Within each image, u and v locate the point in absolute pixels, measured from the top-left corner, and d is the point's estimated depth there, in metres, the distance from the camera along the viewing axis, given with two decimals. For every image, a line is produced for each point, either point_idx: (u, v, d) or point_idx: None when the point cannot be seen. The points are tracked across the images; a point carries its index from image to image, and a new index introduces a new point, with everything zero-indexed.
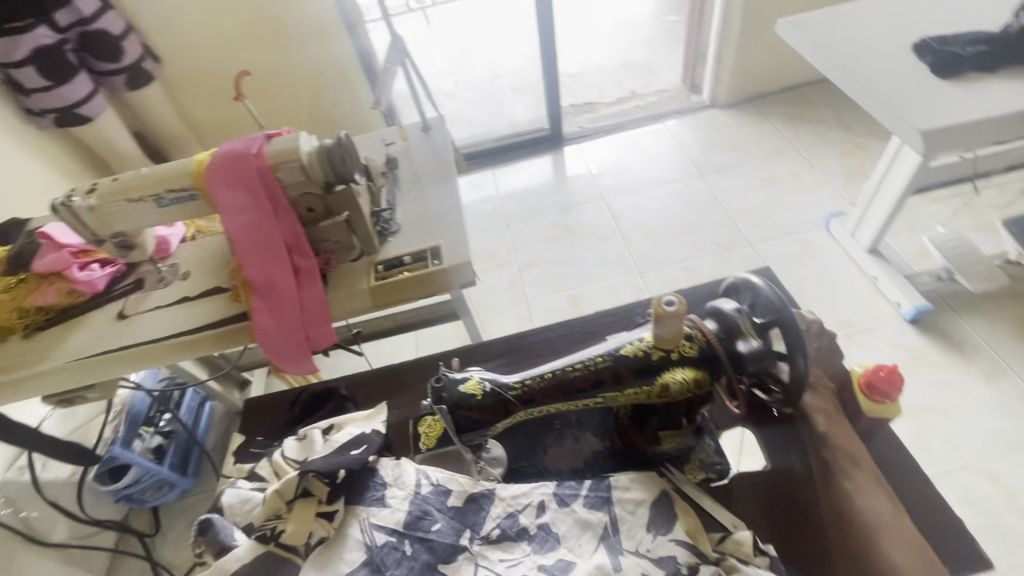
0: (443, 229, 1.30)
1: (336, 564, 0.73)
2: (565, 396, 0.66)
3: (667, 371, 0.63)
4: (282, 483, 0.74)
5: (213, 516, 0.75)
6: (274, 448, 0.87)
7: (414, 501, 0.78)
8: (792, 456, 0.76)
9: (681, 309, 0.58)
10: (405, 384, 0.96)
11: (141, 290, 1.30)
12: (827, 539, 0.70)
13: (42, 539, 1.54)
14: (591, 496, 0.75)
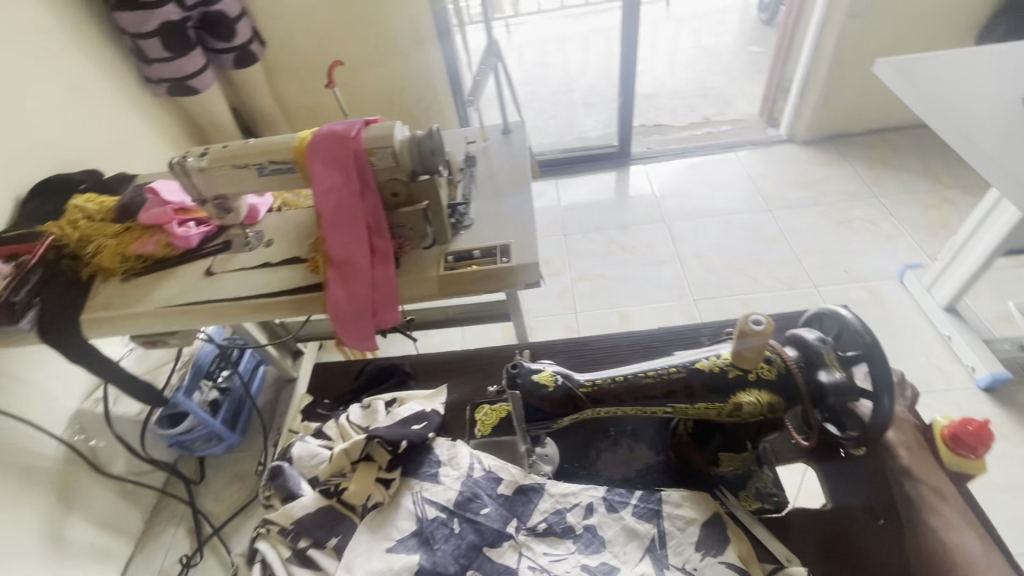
0: (514, 229, 1.33)
1: (388, 529, 0.76)
2: (634, 400, 0.67)
3: (742, 391, 0.63)
4: (351, 443, 0.80)
5: (283, 464, 0.81)
6: (339, 412, 0.91)
7: (466, 482, 0.80)
8: (853, 496, 0.74)
9: (768, 328, 0.59)
10: (465, 371, 0.99)
11: (228, 251, 1.39)
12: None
13: (102, 468, 1.68)
14: (640, 506, 0.76)
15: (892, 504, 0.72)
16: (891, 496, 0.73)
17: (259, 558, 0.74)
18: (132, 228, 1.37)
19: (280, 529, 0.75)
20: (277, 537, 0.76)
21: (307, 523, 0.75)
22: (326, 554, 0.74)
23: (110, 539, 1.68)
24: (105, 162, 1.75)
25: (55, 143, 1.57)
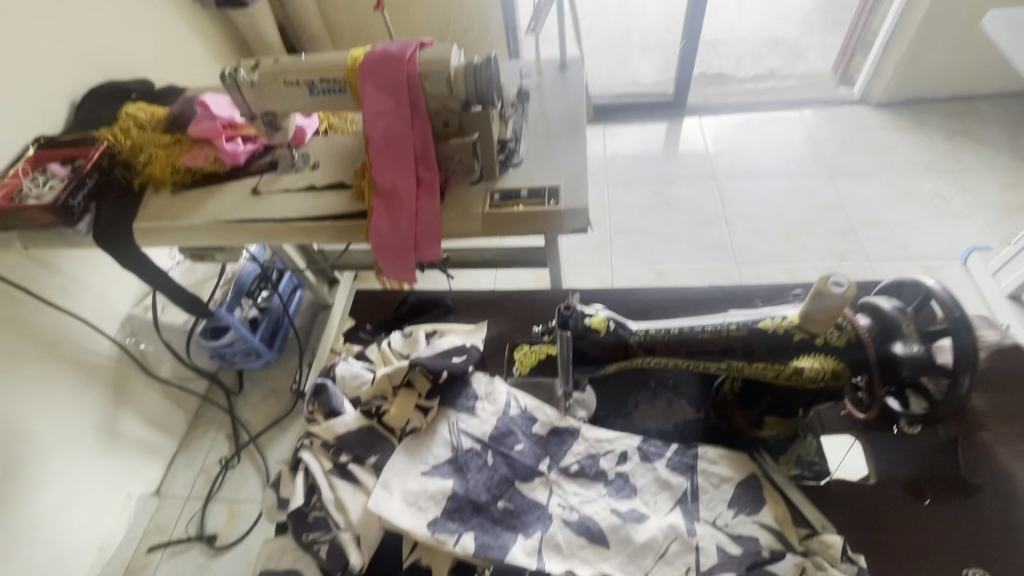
0: (564, 171, 1.28)
1: (424, 453, 0.77)
2: (687, 354, 0.65)
3: (803, 355, 0.61)
4: (393, 367, 0.81)
5: (326, 382, 0.82)
6: (381, 337, 0.93)
7: (502, 418, 0.81)
8: (901, 474, 0.72)
9: (850, 291, 0.55)
10: (506, 310, 0.98)
11: (275, 171, 1.37)
12: (912, 542, 0.67)
13: (152, 370, 1.78)
14: (675, 459, 0.75)
15: (939, 485, 0.70)
16: (940, 476, 0.71)
17: (303, 467, 0.76)
18: (181, 140, 1.37)
19: (322, 442, 0.77)
20: (320, 449, 0.78)
21: (348, 439, 0.77)
22: (364, 470, 0.76)
23: (157, 436, 1.82)
24: (154, 71, 1.73)
25: (106, 47, 1.56)
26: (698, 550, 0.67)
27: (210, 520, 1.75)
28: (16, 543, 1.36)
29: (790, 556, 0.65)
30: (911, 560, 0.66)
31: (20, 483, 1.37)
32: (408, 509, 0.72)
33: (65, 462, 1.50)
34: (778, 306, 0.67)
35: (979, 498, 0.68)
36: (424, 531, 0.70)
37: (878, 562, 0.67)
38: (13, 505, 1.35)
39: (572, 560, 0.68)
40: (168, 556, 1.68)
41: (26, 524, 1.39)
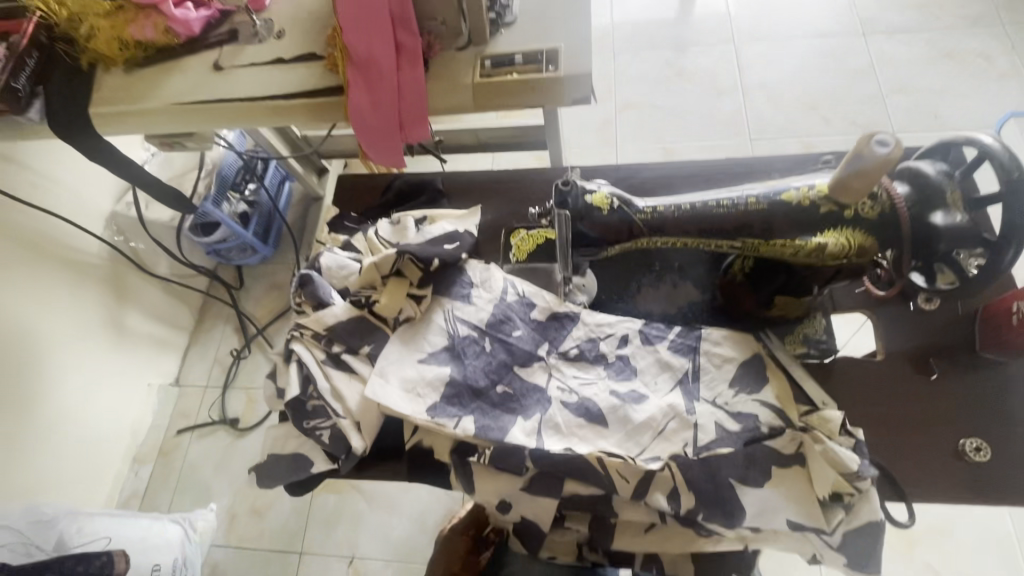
0: (563, 31, 1.11)
1: (419, 342, 0.75)
2: (699, 233, 0.59)
3: (830, 230, 0.55)
4: (380, 256, 0.76)
5: (312, 273, 0.77)
6: (367, 225, 0.87)
7: (499, 305, 0.78)
8: (911, 350, 0.70)
9: (896, 152, 0.47)
10: (501, 193, 0.91)
11: (236, 42, 1.21)
12: (914, 414, 0.67)
13: (148, 267, 1.75)
14: (677, 341, 0.74)
15: (948, 361, 0.68)
16: (950, 352, 0.69)
17: (295, 358, 0.73)
18: (125, 6, 1.17)
19: (313, 333, 0.74)
20: (311, 341, 0.74)
21: (340, 330, 0.74)
22: (358, 359, 0.74)
23: (167, 330, 1.84)
24: None
25: None
26: (696, 427, 0.67)
27: (231, 405, 1.81)
28: (47, 432, 1.44)
29: (787, 431, 0.65)
30: (910, 432, 0.66)
31: (37, 377, 1.41)
32: (405, 396, 0.71)
33: (79, 357, 1.53)
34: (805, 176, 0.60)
35: (987, 371, 0.67)
36: (423, 416, 0.70)
37: (878, 434, 0.66)
38: (37, 397, 1.41)
39: (571, 438, 0.69)
40: (196, 438, 1.77)
41: (53, 415, 1.46)
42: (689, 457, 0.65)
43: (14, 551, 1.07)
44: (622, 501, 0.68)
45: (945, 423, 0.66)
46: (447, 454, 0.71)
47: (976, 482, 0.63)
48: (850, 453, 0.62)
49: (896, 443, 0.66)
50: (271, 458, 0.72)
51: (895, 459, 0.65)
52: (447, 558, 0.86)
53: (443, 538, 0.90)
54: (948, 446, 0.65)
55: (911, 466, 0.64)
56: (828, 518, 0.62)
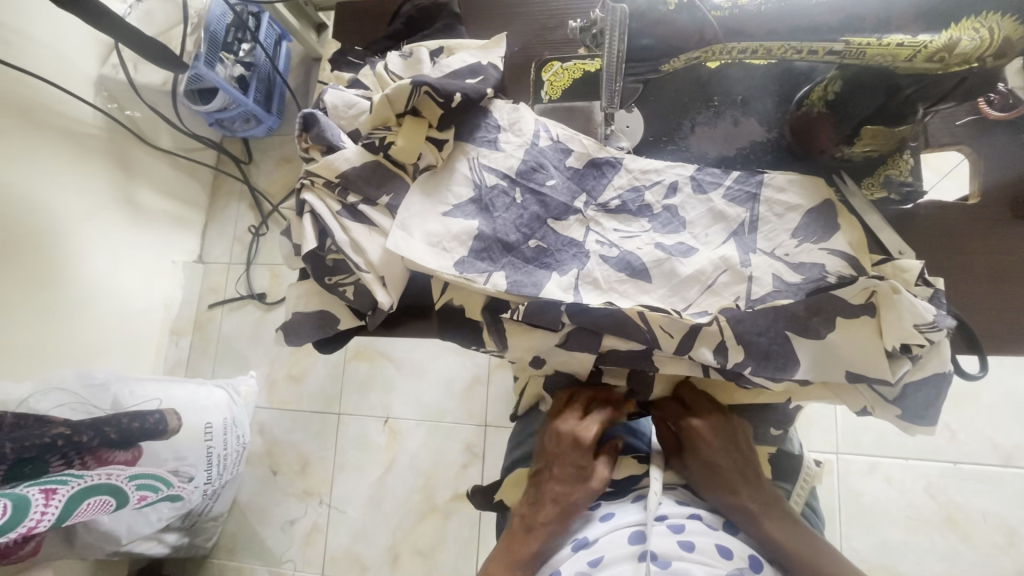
0: None
1: (443, 194, 0.68)
2: (790, 34, 0.46)
3: (966, 20, 0.42)
4: (393, 90, 0.65)
5: (317, 113, 0.66)
6: (374, 59, 0.74)
7: (530, 151, 0.69)
8: (1014, 191, 0.60)
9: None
10: (530, 16, 0.76)
11: None
12: (1003, 261, 0.59)
13: (147, 138, 1.64)
14: (734, 189, 0.65)
15: None
16: None
17: (308, 210, 0.66)
18: None
19: (325, 183, 0.66)
20: (323, 191, 0.67)
21: (353, 178, 0.66)
22: (377, 212, 0.67)
23: (180, 207, 1.78)
24: None
25: None
26: (751, 280, 0.61)
27: (256, 281, 1.81)
28: (80, 306, 1.46)
29: (859, 281, 0.57)
30: (994, 280, 0.59)
31: (60, 251, 1.39)
32: (432, 251, 0.65)
33: (97, 233, 1.50)
34: None
35: None
36: (451, 271, 0.65)
37: (957, 284, 0.60)
38: (64, 271, 1.41)
39: (611, 293, 0.64)
40: (228, 312, 1.81)
41: (82, 291, 1.46)
42: (740, 309, 0.61)
43: (74, 410, 1.10)
44: (663, 357, 0.64)
45: None
46: (478, 312, 0.67)
47: None
48: (928, 303, 0.56)
49: (974, 293, 0.59)
50: (297, 317, 0.68)
51: (972, 310, 0.59)
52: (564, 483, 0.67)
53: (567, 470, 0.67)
54: None
55: (991, 316, 0.58)
56: (893, 371, 0.57)
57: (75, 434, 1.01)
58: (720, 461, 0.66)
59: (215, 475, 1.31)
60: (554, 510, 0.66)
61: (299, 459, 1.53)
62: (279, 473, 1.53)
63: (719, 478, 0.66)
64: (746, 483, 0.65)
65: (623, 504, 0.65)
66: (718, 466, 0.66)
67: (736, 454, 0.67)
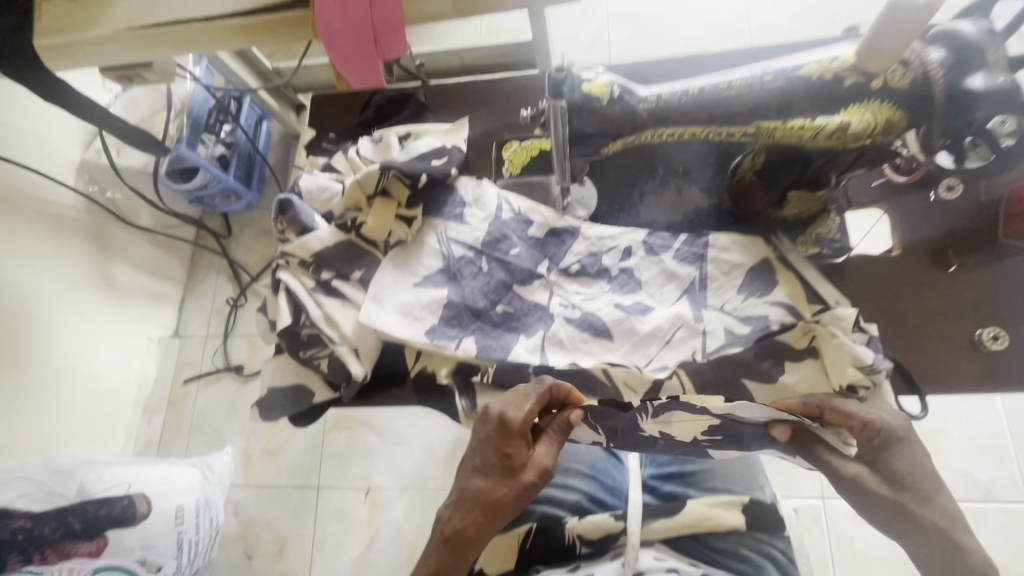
0: None
1: (413, 266, 0.72)
2: (709, 120, 0.53)
3: (852, 107, 0.49)
4: (363, 174, 0.70)
5: (291, 198, 0.70)
6: (347, 145, 0.80)
7: (494, 223, 0.75)
8: (929, 241, 0.66)
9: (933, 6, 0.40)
10: (490, 103, 0.83)
11: None
12: (929, 306, 0.64)
13: (123, 216, 1.67)
14: (683, 250, 0.70)
15: (967, 250, 0.65)
16: (969, 240, 0.65)
17: (283, 288, 0.69)
18: None
19: (299, 262, 0.70)
20: (298, 269, 0.70)
21: (327, 256, 0.70)
22: (350, 286, 0.70)
23: (157, 283, 1.79)
24: None
25: None
26: (705, 333, 0.65)
27: (233, 353, 1.80)
28: (46, 391, 1.42)
29: (800, 323, 0.63)
30: (922, 325, 0.64)
31: (29, 333, 1.37)
32: (403, 320, 0.68)
33: (71, 312, 1.49)
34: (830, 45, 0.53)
35: (1005, 260, 0.64)
36: (423, 339, 0.68)
37: (890, 329, 0.64)
38: (33, 353, 1.38)
39: (576, 353, 0.67)
40: (203, 386, 1.78)
41: (51, 374, 1.43)
42: (697, 362, 0.64)
43: (38, 500, 1.03)
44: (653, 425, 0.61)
45: (958, 312, 0.64)
46: (448, 375, 0.69)
47: (990, 372, 0.61)
48: (864, 348, 0.61)
49: (910, 337, 0.64)
50: (272, 393, 0.69)
51: (907, 354, 0.63)
52: (489, 475, 0.60)
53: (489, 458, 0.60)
54: (959, 336, 0.63)
55: (924, 358, 0.63)
56: None
57: (36, 527, 0.99)
58: (911, 467, 0.54)
59: (185, 564, 1.22)
60: (475, 506, 0.59)
61: (275, 539, 1.46)
62: (254, 555, 1.46)
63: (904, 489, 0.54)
64: (934, 491, 0.54)
65: (601, 564, 0.66)
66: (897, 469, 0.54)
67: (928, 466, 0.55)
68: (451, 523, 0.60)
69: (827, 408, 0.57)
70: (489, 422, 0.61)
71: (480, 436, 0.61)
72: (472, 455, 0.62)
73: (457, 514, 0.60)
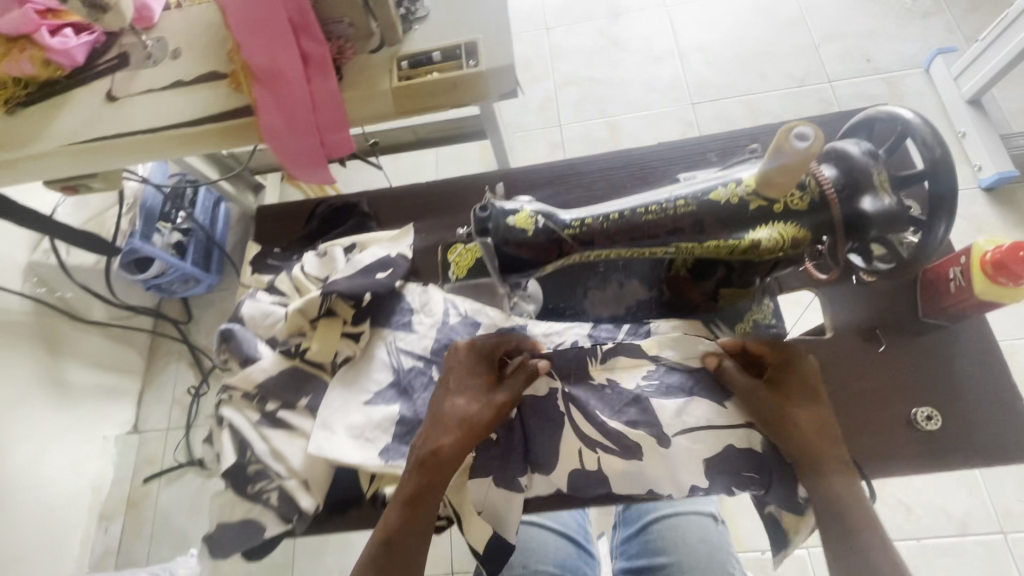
0: (482, 19, 1.02)
1: (363, 382, 0.71)
2: (629, 242, 0.55)
3: (757, 228, 0.52)
4: (305, 301, 0.70)
5: (234, 326, 0.71)
6: (292, 261, 0.80)
7: (442, 329, 0.75)
8: (859, 323, 0.69)
9: (812, 152, 0.44)
10: (434, 208, 0.85)
11: (128, 68, 1.11)
12: (867, 386, 0.67)
13: (78, 310, 1.61)
14: (627, 340, 0.75)
15: (894, 329, 0.68)
16: (894, 320, 0.68)
17: (227, 424, 0.68)
18: None
19: (243, 394, 0.69)
20: (242, 401, 0.69)
21: (271, 386, 0.69)
22: (298, 413, 0.69)
23: (113, 378, 1.72)
24: None
25: None
26: None
27: (196, 446, 1.73)
28: None
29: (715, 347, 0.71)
30: (861, 405, 0.66)
31: None
32: (355, 443, 0.67)
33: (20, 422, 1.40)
34: (741, 164, 0.57)
35: (929, 337, 0.67)
36: (376, 462, 0.67)
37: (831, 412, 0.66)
38: None
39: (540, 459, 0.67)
40: (166, 484, 1.69)
41: None
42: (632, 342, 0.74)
43: None
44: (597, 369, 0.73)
45: (893, 390, 0.66)
46: None
47: (930, 449, 0.63)
48: None
49: (850, 416, 0.66)
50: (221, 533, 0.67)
51: (851, 436, 0.65)
52: (464, 395, 0.68)
53: (465, 381, 0.69)
54: (897, 414, 0.65)
55: (867, 439, 0.65)
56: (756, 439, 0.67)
57: None
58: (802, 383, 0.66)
59: None
60: (454, 422, 0.66)
61: None
62: None
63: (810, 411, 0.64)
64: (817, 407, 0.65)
65: None
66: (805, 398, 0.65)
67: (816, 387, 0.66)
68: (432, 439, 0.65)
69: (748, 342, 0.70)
70: (461, 352, 0.70)
71: (452, 365, 0.70)
72: (444, 383, 0.69)
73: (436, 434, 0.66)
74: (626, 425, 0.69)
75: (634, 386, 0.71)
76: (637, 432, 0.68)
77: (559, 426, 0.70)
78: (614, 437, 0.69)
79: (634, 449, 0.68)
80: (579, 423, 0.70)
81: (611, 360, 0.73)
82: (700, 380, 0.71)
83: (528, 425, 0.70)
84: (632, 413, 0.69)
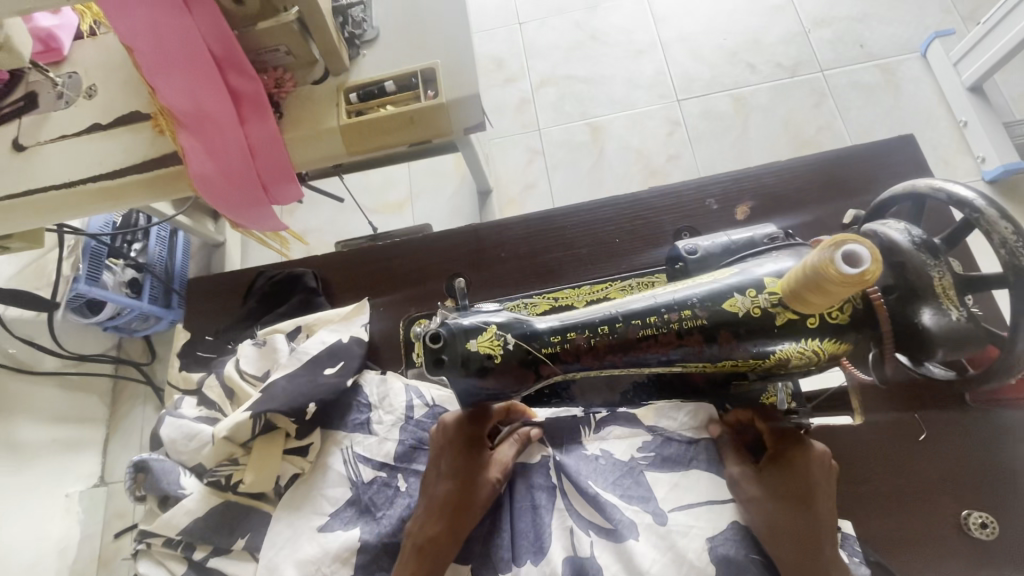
0: (438, 39, 0.89)
1: (314, 505, 0.60)
2: (626, 360, 0.45)
3: (790, 343, 0.42)
4: (231, 428, 0.59)
5: (150, 456, 0.60)
6: (226, 356, 0.69)
7: (407, 428, 0.63)
8: (893, 409, 0.60)
9: (867, 281, 0.32)
10: (393, 277, 0.73)
11: (35, 111, 0.86)
12: (906, 483, 0.57)
13: (30, 368, 1.10)
14: (623, 419, 0.65)
15: (935, 416, 0.59)
16: (931, 405, 0.59)
17: None
18: None
19: (164, 541, 0.59)
20: (163, 549, 0.59)
21: (197, 530, 0.58)
22: (233, 558, 0.58)
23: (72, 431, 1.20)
24: None
25: None
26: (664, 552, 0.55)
27: None
28: None
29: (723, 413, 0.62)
30: (902, 510, 0.56)
31: None
32: None
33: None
34: (766, 250, 0.46)
35: (972, 424, 0.58)
36: None
37: (867, 518, 0.57)
38: None
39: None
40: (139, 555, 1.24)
41: None
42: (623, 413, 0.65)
43: None
44: (590, 437, 0.65)
45: (938, 488, 0.57)
46: None
47: (984, 564, 0.54)
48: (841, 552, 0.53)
49: (887, 520, 0.56)
50: None
51: (891, 549, 0.55)
52: (456, 478, 0.57)
53: (454, 461, 0.58)
54: (944, 519, 0.56)
55: (911, 552, 0.55)
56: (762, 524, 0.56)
57: None
58: (823, 482, 0.54)
59: None
60: (444, 512, 0.56)
61: None
62: None
63: (808, 512, 0.53)
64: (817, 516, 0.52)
65: None
66: (809, 496, 0.53)
67: (829, 487, 0.55)
68: (423, 535, 0.55)
69: (759, 418, 0.59)
70: (451, 428, 0.59)
71: (439, 443, 0.58)
72: (434, 464, 0.59)
73: (424, 526, 0.56)
74: (621, 499, 0.58)
75: (630, 455, 0.62)
76: (634, 508, 0.57)
77: (547, 508, 0.59)
78: (606, 513, 0.57)
79: (630, 529, 0.55)
80: (569, 497, 0.60)
81: (605, 430, 0.64)
82: (701, 447, 0.60)
83: (513, 502, 0.60)
84: (628, 486, 0.59)
